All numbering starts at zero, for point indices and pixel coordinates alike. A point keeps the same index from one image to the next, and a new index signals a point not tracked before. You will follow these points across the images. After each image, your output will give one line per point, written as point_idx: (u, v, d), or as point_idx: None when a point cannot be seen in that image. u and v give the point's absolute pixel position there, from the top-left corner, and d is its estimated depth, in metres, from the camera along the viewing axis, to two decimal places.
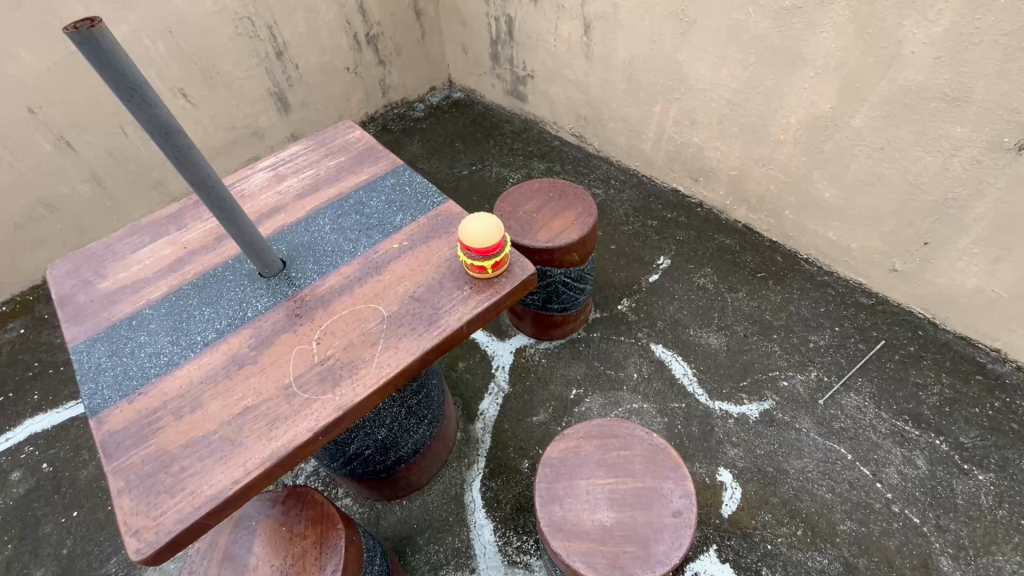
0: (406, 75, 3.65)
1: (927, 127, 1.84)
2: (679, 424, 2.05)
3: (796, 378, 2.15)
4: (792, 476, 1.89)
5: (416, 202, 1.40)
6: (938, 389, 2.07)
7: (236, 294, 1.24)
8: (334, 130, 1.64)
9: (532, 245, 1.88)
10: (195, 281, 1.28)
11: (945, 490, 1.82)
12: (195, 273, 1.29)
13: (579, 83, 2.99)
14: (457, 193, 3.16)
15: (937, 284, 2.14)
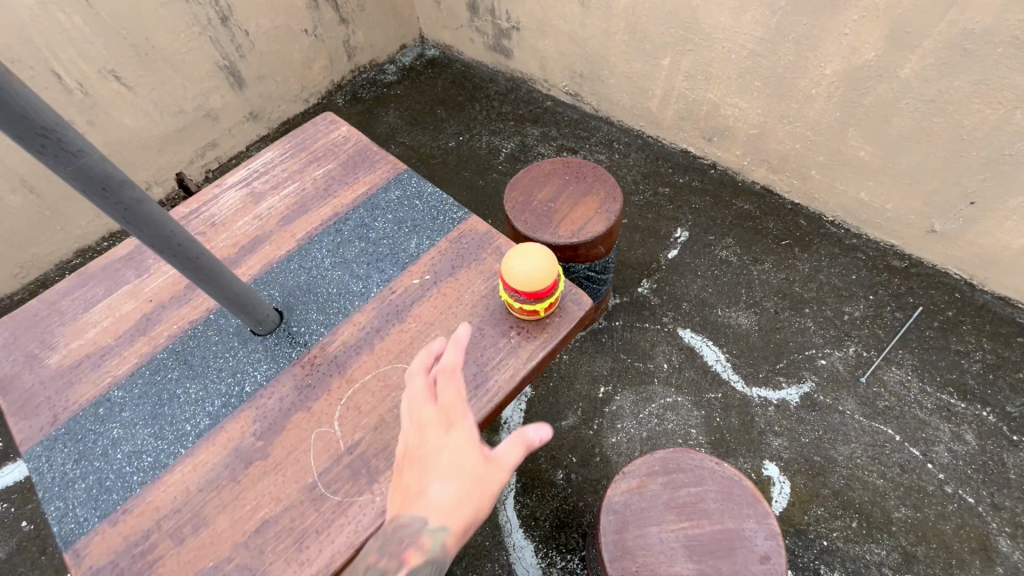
0: (371, 34, 3.21)
1: (991, 76, 1.65)
2: (718, 417, 1.93)
3: (833, 356, 2.03)
4: (840, 464, 1.80)
5: (430, 221, 1.15)
6: (980, 356, 1.98)
7: (226, 362, 1.00)
8: (313, 127, 1.35)
9: (553, 241, 1.65)
10: (172, 345, 1.03)
11: (997, 465, 1.76)
12: (171, 336, 1.04)
13: (574, 34, 2.64)
14: (446, 169, 2.85)
15: (980, 245, 2.00)
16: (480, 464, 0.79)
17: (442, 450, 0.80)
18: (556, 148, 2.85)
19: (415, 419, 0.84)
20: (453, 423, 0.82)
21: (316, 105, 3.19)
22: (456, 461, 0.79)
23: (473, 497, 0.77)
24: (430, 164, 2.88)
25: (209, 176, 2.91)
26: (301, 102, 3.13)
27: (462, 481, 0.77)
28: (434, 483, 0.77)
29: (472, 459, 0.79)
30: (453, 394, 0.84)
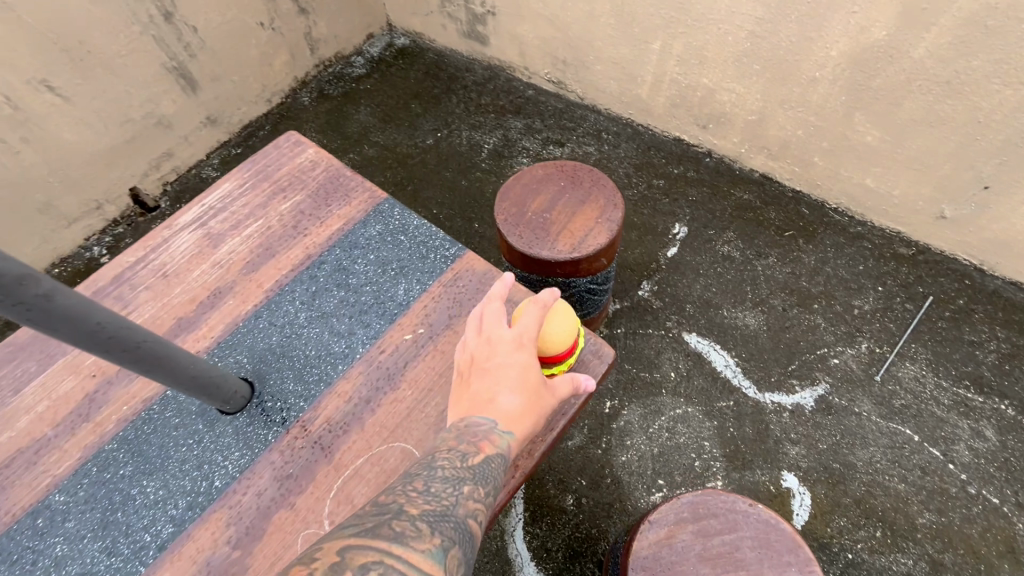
0: (335, 24, 2.97)
1: (1012, 54, 1.55)
2: (731, 427, 1.83)
3: (846, 354, 1.94)
4: (860, 470, 1.73)
5: (419, 262, 1.06)
6: (995, 345, 1.92)
7: (191, 454, 0.95)
8: (275, 148, 1.18)
9: (552, 258, 1.51)
10: (122, 437, 0.97)
11: (1019, 461, 1.71)
12: (121, 427, 0.98)
13: (556, 18, 2.46)
14: (425, 170, 2.66)
15: (993, 230, 1.92)
16: (546, 387, 0.89)
17: (515, 366, 0.88)
18: (542, 141, 2.68)
19: (486, 341, 0.91)
20: (524, 348, 0.89)
21: (279, 104, 2.95)
22: (528, 380, 0.87)
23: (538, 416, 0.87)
24: (408, 164, 2.69)
25: (167, 189, 2.67)
26: (262, 102, 2.89)
27: (532, 400, 0.87)
28: (508, 394, 0.86)
29: (537, 379, 0.88)
30: (525, 328, 0.91)
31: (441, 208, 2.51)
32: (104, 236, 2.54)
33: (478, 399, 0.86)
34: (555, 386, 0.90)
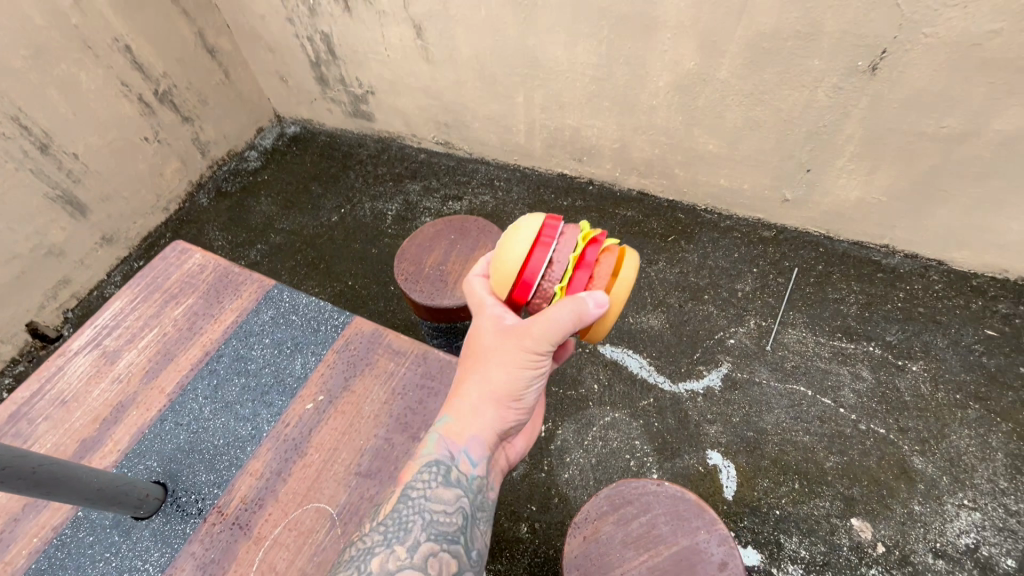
0: (223, 125, 3.07)
1: (788, 66, 1.86)
2: (655, 421, 1.99)
3: (738, 332, 2.18)
4: (771, 433, 1.92)
5: (313, 335, 1.14)
6: (854, 298, 2.22)
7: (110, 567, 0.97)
8: (162, 261, 1.25)
9: (454, 305, 1.63)
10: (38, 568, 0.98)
11: (893, 392, 1.96)
12: (34, 559, 0.99)
13: (429, 88, 2.69)
14: (334, 246, 2.75)
15: (826, 204, 2.25)
16: (503, 338, 1.01)
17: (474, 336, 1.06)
18: (441, 199, 2.86)
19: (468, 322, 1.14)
20: (483, 314, 1.07)
21: (178, 210, 2.97)
22: (480, 345, 1.04)
23: (494, 372, 1.00)
24: (316, 244, 2.77)
25: (69, 316, 2.60)
26: (159, 211, 2.90)
27: (485, 357, 1.01)
28: (462, 367, 1.04)
29: (492, 335, 1.03)
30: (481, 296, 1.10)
31: (355, 278, 2.60)
32: (3, 377, 2.43)
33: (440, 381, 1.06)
34: (518, 329, 1.01)
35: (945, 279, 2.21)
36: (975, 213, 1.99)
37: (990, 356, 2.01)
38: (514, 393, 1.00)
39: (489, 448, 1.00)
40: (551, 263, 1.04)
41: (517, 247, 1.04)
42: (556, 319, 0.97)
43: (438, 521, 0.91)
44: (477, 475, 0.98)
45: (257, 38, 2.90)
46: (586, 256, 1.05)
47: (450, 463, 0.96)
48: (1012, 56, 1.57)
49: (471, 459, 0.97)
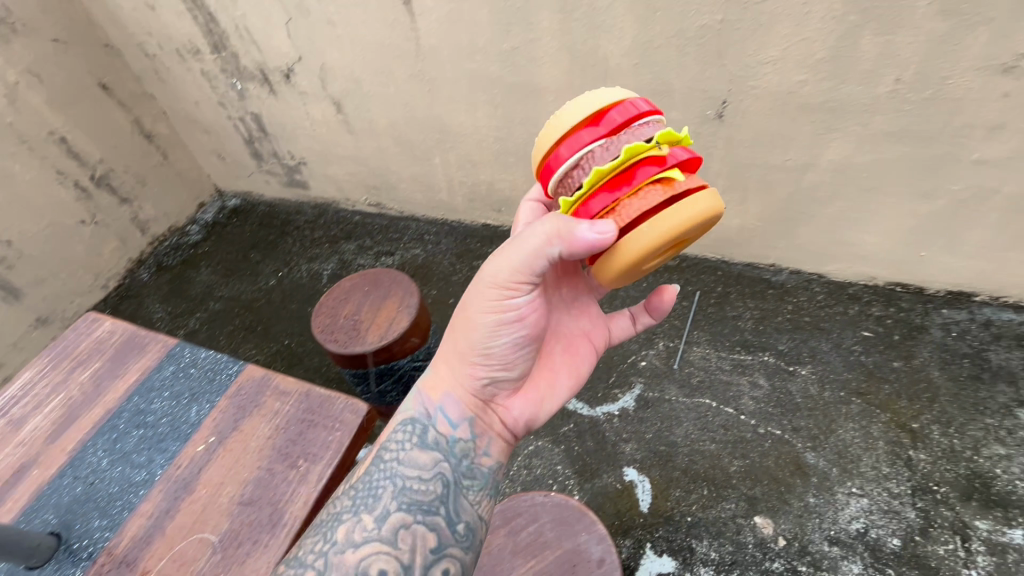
0: (162, 203, 3.21)
1: None
2: (576, 445, 2.12)
3: (649, 354, 2.36)
4: (680, 445, 2.06)
5: (207, 384, 1.23)
6: (749, 313, 2.44)
7: None
8: (73, 331, 1.36)
9: (367, 350, 1.77)
10: None
11: (786, 395, 2.15)
12: None
13: (354, 156, 2.91)
14: (272, 308, 2.86)
15: (715, 232, 2.51)
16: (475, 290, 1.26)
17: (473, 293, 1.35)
18: (375, 255, 3.03)
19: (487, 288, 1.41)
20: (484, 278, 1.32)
21: (118, 286, 3.05)
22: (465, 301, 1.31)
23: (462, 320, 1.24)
24: (255, 307, 2.88)
25: None
26: (99, 289, 2.97)
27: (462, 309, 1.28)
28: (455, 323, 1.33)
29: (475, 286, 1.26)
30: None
31: (292, 337, 2.70)
32: None
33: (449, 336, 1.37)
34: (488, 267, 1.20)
35: (827, 290, 2.46)
36: (834, 229, 2.27)
37: (869, 354, 2.23)
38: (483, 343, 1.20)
39: (466, 396, 1.22)
40: (587, 156, 1.10)
41: (575, 118, 1.11)
42: (507, 252, 1.14)
43: (411, 488, 1.09)
44: (455, 431, 1.18)
45: (192, 121, 3.10)
46: (631, 176, 1.06)
47: (426, 423, 1.18)
48: (822, 100, 1.87)
49: (444, 418, 1.19)
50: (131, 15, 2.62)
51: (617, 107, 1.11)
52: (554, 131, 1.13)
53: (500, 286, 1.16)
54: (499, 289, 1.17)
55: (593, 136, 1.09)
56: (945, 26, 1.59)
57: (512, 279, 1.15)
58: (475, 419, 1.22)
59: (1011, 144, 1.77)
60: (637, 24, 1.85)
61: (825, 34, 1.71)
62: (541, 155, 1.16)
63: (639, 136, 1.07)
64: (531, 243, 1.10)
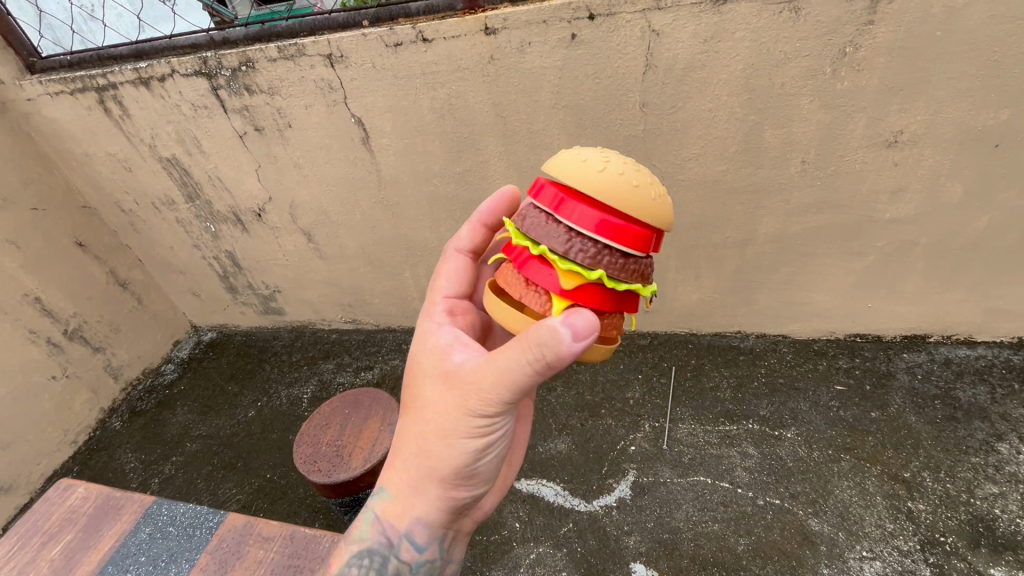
0: (136, 347, 3.20)
1: None
2: (578, 546, 2.01)
3: (637, 438, 2.31)
4: (684, 529, 1.99)
5: (187, 542, 1.20)
6: (725, 382, 2.47)
7: None
8: (44, 503, 1.31)
9: (351, 477, 1.72)
10: None
11: (778, 461, 2.14)
12: None
13: (327, 278, 3.02)
14: (252, 441, 2.76)
15: (679, 308, 2.61)
16: (436, 405, 1.15)
17: (410, 395, 1.24)
18: (355, 371, 3.00)
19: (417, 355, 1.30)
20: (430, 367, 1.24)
21: (87, 439, 2.92)
22: (415, 413, 1.20)
23: (433, 445, 1.14)
24: (233, 443, 2.77)
25: None
26: (67, 446, 2.83)
27: (418, 427, 1.17)
28: (402, 435, 1.22)
29: (433, 393, 1.16)
30: (429, 343, 1.28)
31: (274, 469, 2.59)
32: None
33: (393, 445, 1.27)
34: (452, 380, 1.13)
35: (793, 349, 2.56)
36: (786, 291, 2.42)
37: (847, 408, 2.27)
38: (457, 465, 1.13)
39: (434, 522, 1.17)
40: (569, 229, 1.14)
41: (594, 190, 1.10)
42: (499, 390, 1.05)
43: None
44: (423, 552, 1.17)
45: (167, 264, 3.21)
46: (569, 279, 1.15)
47: (393, 550, 1.15)
48: (745, 184, 2.10)
49: (414, 544, 1.16)
50: (109, 178, 2.80)
51: (632, 234, 1.13)
52: (577, 176, 1.12)
53: (478, 420, 1.10)
54: (478, 409, 1.08)
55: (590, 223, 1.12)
56: (830, 117, 1.87)
57: (489, 400, 1.07)
58: (443, 539, 1.20)
59: (914, 204, 2.04)
60: (571, 139, 2.10)
61: (734, 132, 1.97)
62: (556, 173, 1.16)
63: (616, 271, 1.14)
64: (522, 368, 1.01)
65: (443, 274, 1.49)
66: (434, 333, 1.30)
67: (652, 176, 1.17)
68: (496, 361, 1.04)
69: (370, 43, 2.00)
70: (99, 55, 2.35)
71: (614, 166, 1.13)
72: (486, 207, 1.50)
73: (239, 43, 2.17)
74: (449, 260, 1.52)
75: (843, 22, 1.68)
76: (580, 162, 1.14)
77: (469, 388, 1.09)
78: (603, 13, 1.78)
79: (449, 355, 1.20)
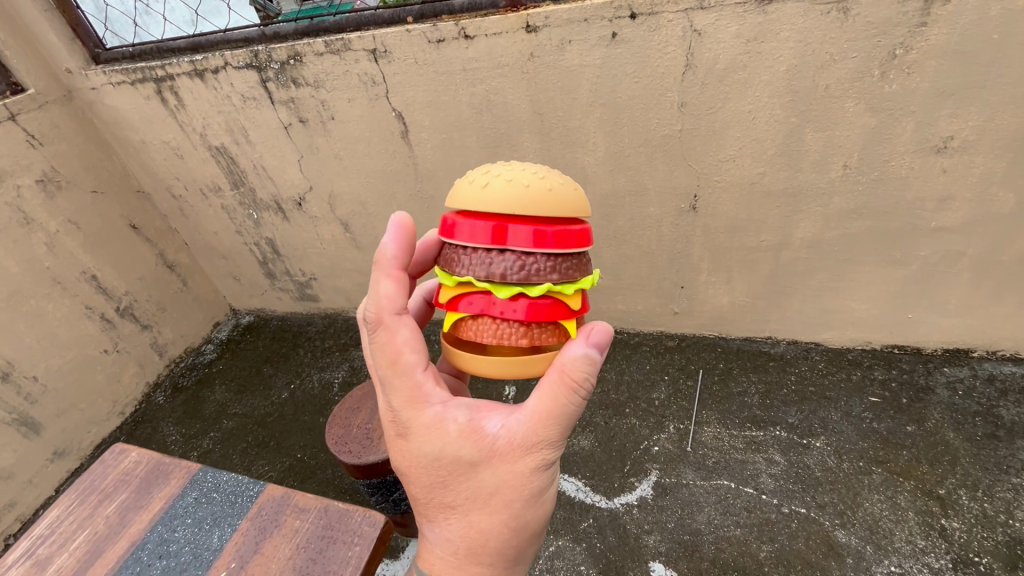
0: (179, 326, 3.36)
1: (635, 214, 2.31)
2: (597, 542, 2.02)
3: (661, 439, 2.31)
4: (705, 531, 1.99)
5: (229, 507, 1.28)
6: (754, 388, 2.43)
7: None
8: (100, 464, 1.40)
9: (379, 460, 1.78)
10: None
11: (805, 469, 2.11)
12: None
13: (362, 268, 3.10)
14: (284, 422, 2.86)
15: (708, 310, 2.59)
16: (504, 486, 1.15)
17: (459, 492, 1.17)
18: None
19: (429, 450, 1.16)
20: (463, 456, 1.14)
21: (133, 412, 3.09)
22: (479, 506, 1.16)
23: (519, 516, 1.18)
24: (267, 422, 2.88)
25: (10, 541, 2.53)
26: (115, 416, 3.00)
27: (493, 513, 1.17)
28: (468, 530, 1.18)
29: (494, 469, 1.14)
30: (450, 435, 1.14)
31: (305, 449, 2.69)
32: None
33: (452, 545, 1.20)
34: (514, 447, 1.13)
35: (826, 357, 2.51)
36: (821, 298, 2.37)
37: (880, 421, 2.21)
38: (544, 512, 1.23)
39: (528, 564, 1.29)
40: (501, 252, 1.17)
41: (504, 208, 1.14)
42: (564, 427, 1.14)
43: None
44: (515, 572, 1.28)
45: (210, 249, 3.35)
46: (538, 300, 1.19)
47: None
48: (783, 187, 2.06)
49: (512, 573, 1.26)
50: (162, 164, 2.94)
51: (555, 234, 1.17)
52: (498, 201, 1.14)
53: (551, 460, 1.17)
54: (548, 461, 1.16)
55: (515, 241, 1.16)
56: (876, 120, 1.83)
57: (555, 447, 1.16)
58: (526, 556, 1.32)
59: (962, 213, 1.97)
60: (607, 138, 2.10)
61: (774, 134, 1.94)
62: (461, 204, 1.19)
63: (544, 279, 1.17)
64: (575, 403, 1.13)
65: (400, 350, 1.17)
66: (449, 420, 1.15)
67: (556, 173, 1.23)
68: (550, 414, 1.12)
69: (414, 39, 2.05)
70: (159, 48, 2.48)
71: (515, 176, 1.17)
72: (393, 245, 1.21)
73: (289, 38, 2.26)
74: (397, 329, 1.18)
75: (894, 23, 1.64)
76: (480, 187, 1.17)
77: (535, 452, 1.14)
78: (645, 12, 1.78)
79: (485, 433, 1.14)
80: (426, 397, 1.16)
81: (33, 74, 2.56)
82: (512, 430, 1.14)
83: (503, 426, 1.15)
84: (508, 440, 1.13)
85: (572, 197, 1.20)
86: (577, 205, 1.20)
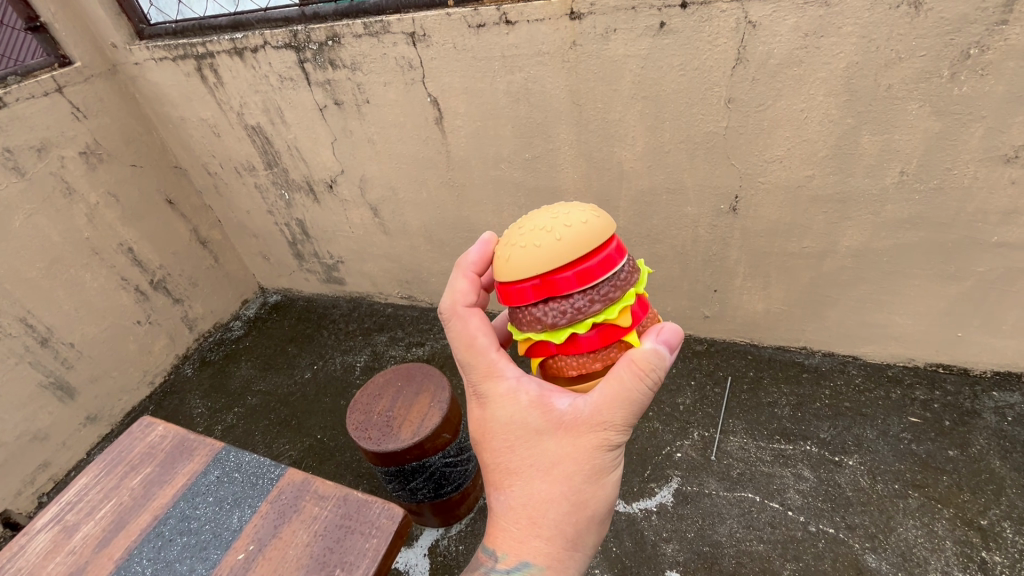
0: (210, 301, 3.42)
1: (671, 213, 2.23)
2: (613, 546, 1.98)
3: (685, 445, 2.25)
4: (726, 545, 1.93)
5: (250, 489, 1.29)
6: (785, 400, 2.34)
7: None
8: (128, 435, 1.43)
9: (399, 448, 1.77)
10: None
11: (835, 488, 2.02)
12: None
13: (389, 254, 3.10)
14: (306, 401, 2.90)
15: (741, 316, 2.50)
16: (567, 458, 1.14)
17: (524, 459, 1.16)
18: (406, 347, 3.07)
19: (502, 416, 1.18)
20: (534, 425, 1.16)
21: (162, 382, 3.16)
22: (542, 475, 1.15)
23: (581, 490, 1.15)
24: (290, 401, 2.92)
25: (43, 499, 2.62)
26: (145, 386, 3.08)
27: (555, 484, 1.14)
28: (530, 500, 1.15)
29: (561, 440, 1.14)
30: (521, 403, 1.17)
31: (325, 431, 2.71)
32: None
33: (511, 514, 1.17)
34: (583, 422, 1.13)
35: (864, 372, 2.39)
36: (863, 309, 2.26)
37: (920, 442, 2.10)
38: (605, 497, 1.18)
39: (589, 559, 1.20)
40: (559, 300, 1.14)
41: (527, 267, 1.13)
42: (630, 414, 1.12)
43: None
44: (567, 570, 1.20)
45: (242, 227, 3.39)
46: (594, 329, 1.16)
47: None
48: (832, 192, 1.96)
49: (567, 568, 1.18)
50: (199, 141, 2.97)
51: (581, 271, 1.12)
52: (539, 258, 1.12)
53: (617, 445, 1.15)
54: (614, 443, 1.14)
55: (555, 291, 1.13)
56: (941, 125, 1.71)
57: (622, 431, 1.13)
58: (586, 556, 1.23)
59: None
60: (648, 132, 2.03)
61: (826, 135, 1.84)
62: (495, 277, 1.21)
63: (601, 302, 1.14)
64: (643, 393, 1.11)
65: (474, 335, 1.25)
66: (520, 391, 1.18)
67: (575, 205, 1.19)
68: (617, 398, 1.11)
69: (453, 23, 2.01)
70: (201, 25, 2.51)
71: (528, 232, 1.16)
72: (476, 254, 1.32)
73: (329, 19, 2.25)
74: (469, 318, 1.27)
75: (971, 20, 1.51)
76: (503, 259, 1.19)
77: (598, 431, 1.12)
78: (697, 2, 1.70)
79: (552, 406, 1.16)
80: (501, 370, 1.21)
81: (79, 48, 2.60)
82: (581, 406, 1.14)
83: (572, 403, 1.16)
84: (574, 414, 1.14)
85: (593, 225, 1.14)
86: (601, 232, 1.14)
